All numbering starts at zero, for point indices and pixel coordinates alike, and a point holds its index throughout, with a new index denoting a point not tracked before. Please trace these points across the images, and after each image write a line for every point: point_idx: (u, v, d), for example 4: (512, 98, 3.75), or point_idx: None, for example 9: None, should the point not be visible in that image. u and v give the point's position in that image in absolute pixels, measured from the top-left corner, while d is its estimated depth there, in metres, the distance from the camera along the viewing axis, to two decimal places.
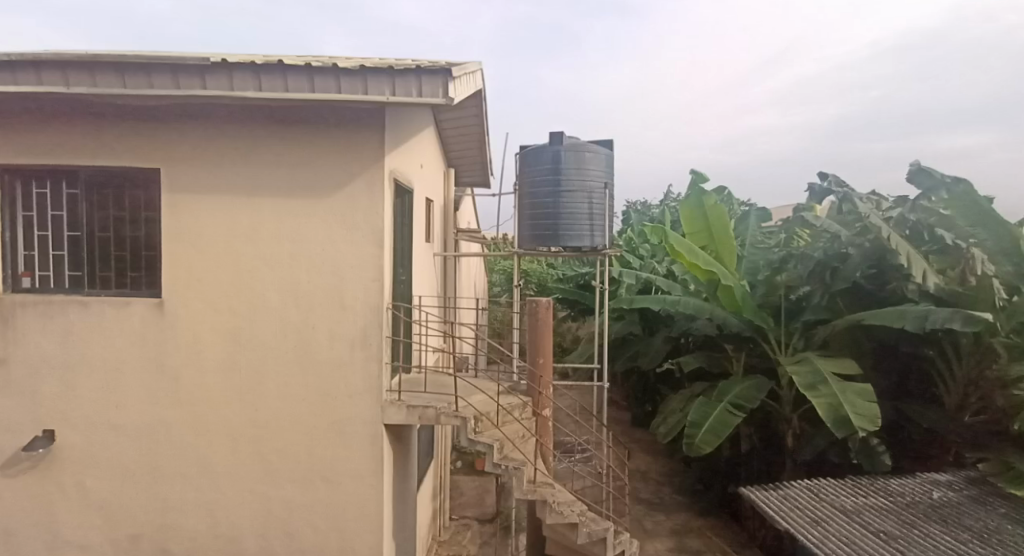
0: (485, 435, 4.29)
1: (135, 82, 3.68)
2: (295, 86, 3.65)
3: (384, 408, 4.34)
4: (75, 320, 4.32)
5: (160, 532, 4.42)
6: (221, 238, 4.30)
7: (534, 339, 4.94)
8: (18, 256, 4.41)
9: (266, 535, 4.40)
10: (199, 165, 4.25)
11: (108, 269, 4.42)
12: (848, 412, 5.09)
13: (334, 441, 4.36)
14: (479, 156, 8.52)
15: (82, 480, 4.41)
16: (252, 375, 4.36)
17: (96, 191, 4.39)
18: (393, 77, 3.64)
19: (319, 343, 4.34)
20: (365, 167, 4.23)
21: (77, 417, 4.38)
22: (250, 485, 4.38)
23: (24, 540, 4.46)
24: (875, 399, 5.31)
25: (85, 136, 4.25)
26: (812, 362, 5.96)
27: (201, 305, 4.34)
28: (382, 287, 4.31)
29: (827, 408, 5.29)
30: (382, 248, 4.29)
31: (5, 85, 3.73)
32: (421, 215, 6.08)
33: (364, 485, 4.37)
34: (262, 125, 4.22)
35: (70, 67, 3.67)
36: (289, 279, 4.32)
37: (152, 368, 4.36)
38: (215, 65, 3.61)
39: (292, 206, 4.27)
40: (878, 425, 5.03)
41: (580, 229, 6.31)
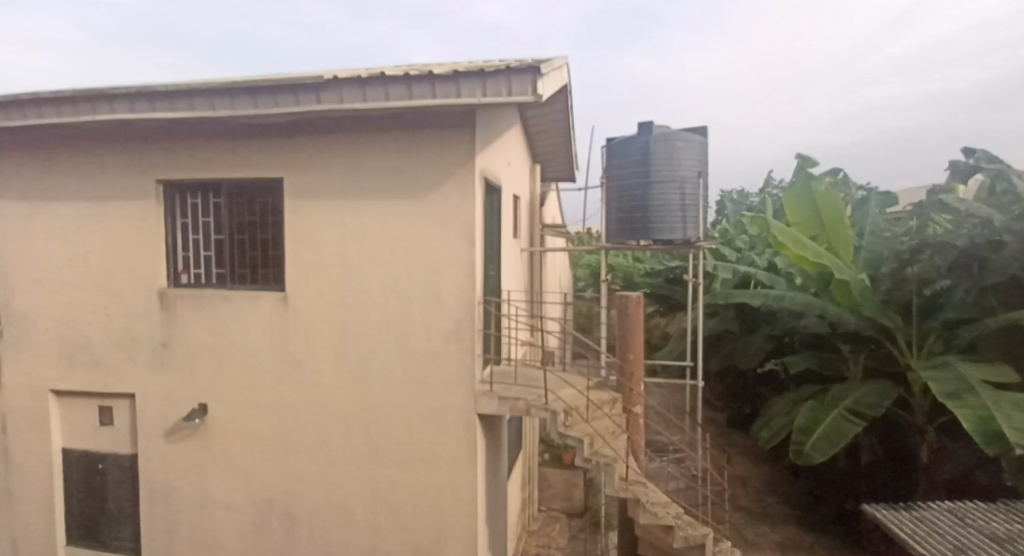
0: (575, 429, 4.31)
1: (264, 102, 4.15)
2: (395, 95, 3.90)
3: (478, 398, 4.52)
4: (219, 312, 4.99)
5: (286, 498, 4.99)
6: (333, 238, 4.72)
7: (624, 335, 4.84)
8: (178, 256, 5.21)
9: (374, 510, 4.78)
10: (314, 171, 4.69)
11: (245, 267, 5.07)
12: (1002, 426, 4.39)
13: (433, 427, 4.62)
14: (566, 151, 8.51)
15: (226, 449, 5.10)
16: (359, 363, 4.75)
17: (234, 199, 5.03)
18: (484, 79, 3.74)
19: (417, 335, 4.61)
20: (458, 167, 4.40)
21: (222, 395, 5.06)
22: (360, 463, 4.79)
23: (183, 496, 5.25)
24: None
25: (224, 151, 4.87)
26: (956, 369, 5.24)
27: (316, 299, 4.81)
28: (474, 283, 4.47)
29: (974, 420, 4.61)
30: (475, 245, 4.44)
31: (166, 113, 4.38)
32: (509, 212, 6.21)
33: (461, 471, 4.58)
34: (366, 132, 4.55)
35: (214, 93, 4.23)
36: (390, 275, 4.64)
37: (278, 354, 4.91)
38: (327, 82, 3.97)
39: (394, 206, 4.57)
40: None
41: (671, 222, 6.07)
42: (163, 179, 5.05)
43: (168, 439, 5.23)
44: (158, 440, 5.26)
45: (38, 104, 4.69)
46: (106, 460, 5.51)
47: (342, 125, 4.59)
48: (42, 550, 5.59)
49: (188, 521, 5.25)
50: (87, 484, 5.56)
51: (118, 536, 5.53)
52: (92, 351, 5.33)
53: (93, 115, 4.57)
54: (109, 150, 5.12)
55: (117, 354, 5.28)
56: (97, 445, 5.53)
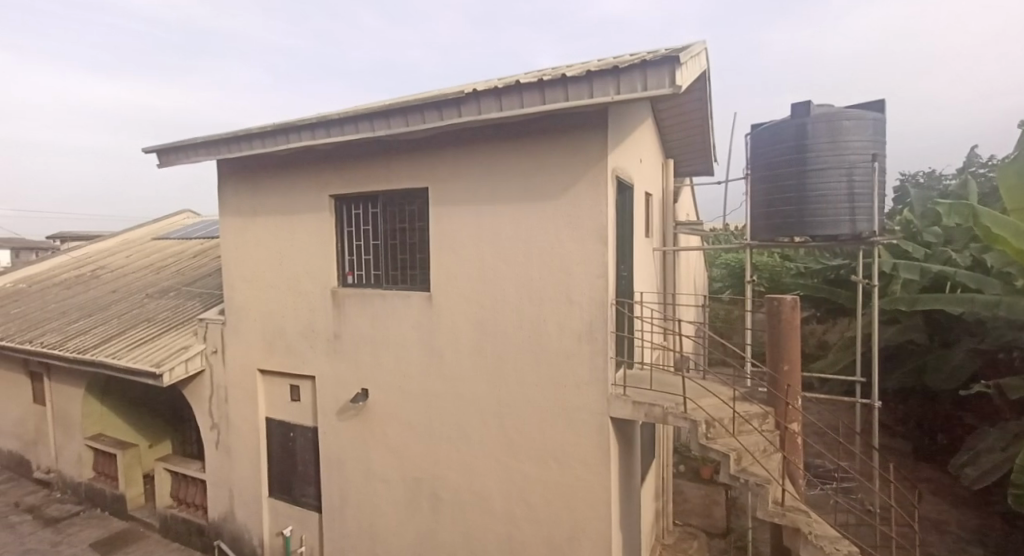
0: (719, 442, 4.01)
1: (414, 120, 4.58)
2: (529, 102, 4.02)
3: (610, 401, 4.42)
4: (378, 308, 5.62)
5: (432, 479, 5.43)
6: (471, 241, 5.02)
7: (777, 342, 4.35)
8: (345, 260, 5.98)
9: (510, 500, 4.97)
10: (456, 179, 5.04)
11: (397, 269, 5.64)
12: None
13: (565, 425, 4.65)
14: (704, 143, 7.94)
15: (383, 430, 5.73)
16: (495, 359, 4.97)
17: (389, 208, 5.62)
18: (618, 77, 3.64)
19: (550, 334, 4.68)
20: (589, 167, 4.37)
21: (379, 381, 5.70)
22: (497, 454, 5.01)
23: (350, 468, 6.02)
24: None
25: (382, 166, 5.47)
26: None
27: (455, 298, 5.16)
28: (607, 284, 4.38)
29: None
30: (607, 245, 4.36)
31: (337, 137, 5.08)
32: (642, 211, 5.99)
33: (593, 472, 4.53)
34: (502, 139, 4.75)
35: (374, 116, 4.79)
36: (523, 275, 4.78)
37: (425, 348, 5.37)
38: (467, 96, 4.24)
39: (528, 209, 4.70)
40: None
41: (835, 213, 5.30)
42: (336, 194, 5.85)
43: (339, 417, 6.04)
44: (331, 417, 6.11)
45: (249, 138, 5.78)
46: (294, 430, 6.55)
47: (480, 135, 4.85)
48: (250, 499, 6.85)
49: (354, 489, 6.01)
50: (281, 449, 6.67)
51: (303, 495, 6.54)
52: (284, 340, 6.39)
53: (286, 143, 5.49)
54: (297, 171, 6.09)
55: (301, 343, 6.25)
56: (287, 417, 6.60)
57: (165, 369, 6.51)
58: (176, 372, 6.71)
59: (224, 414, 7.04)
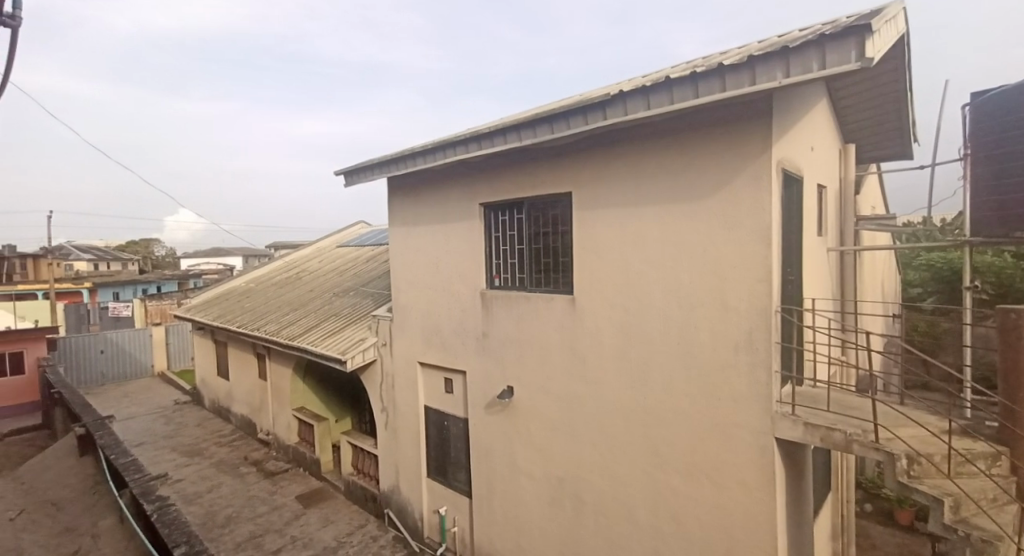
0: (926, 484, 3.33)
1: (559, 126, 4.65)
2: (679, 97, 3.79)
3: (776, 420, 3.93)
4: (523, 311, 5.82)
5: (575, 481, 5.43)
6: (616, 243, 4.89)
7: (1015, 366, 3.43)
8: (493, 264, 6.30)
9: (656, 513, 4.73)
10: (600, 180, 4.97)
11: (540, 272, 5.76)
12: None
13: (720, 442, 4.27)
14: (899, 121, 6.65)
15: (528, 427, 5.89)
16: (640, 366, 4.78)
17: (533, 213, 5.77)
18: (787, 58, 3.22)
19: (702, 343, 4.34)
20: (749, 161, 3.95)
21: (524, 380, 5.88)
22: (642, 464, 4.81)
23: (498, 461, 6.31)
24: None
25: (527, 174, 5.65)
26: None
27: (599, 302, 5.08)
28: (771, 289, 3.91)
29: None
30: (770, 245, 3.89)
31: (487, 149, 5.38)
32: (814, 205, 5.23)
33: (754, 498, 4.08)
34: (649, 138, 4.55)
35: (521, 126, 4.98)
36: (672, 279, 4.50)
37: (568, 350, 5.38)
38: (612, 98, 4.16)
39: (677, 208, 4.43)
40: None
41: None
42: (484, 202, 6.20)
43: (487, 411, 6.38)
44: (481, 412, 6.48)
45: (414, 157, 6.45)
46: (448, 420, 7.09)
47: (624, 135, 4.72)
48: (412, 478, 7.61)
49: (501, 481, 6.29)
50: (437, 437, 7.28)
51: (455, 480, 7.05)
52: (440, 337, 6.96)
53: (443, 158, 6.00)
54: (451, 183, 6.60)
55: (454, 341, 6.75)
56: (442, 408, 7.18)
57: (348, 356, 7.60)
58: (356, 359, 7.77)
59: (391, 400, 7.93)
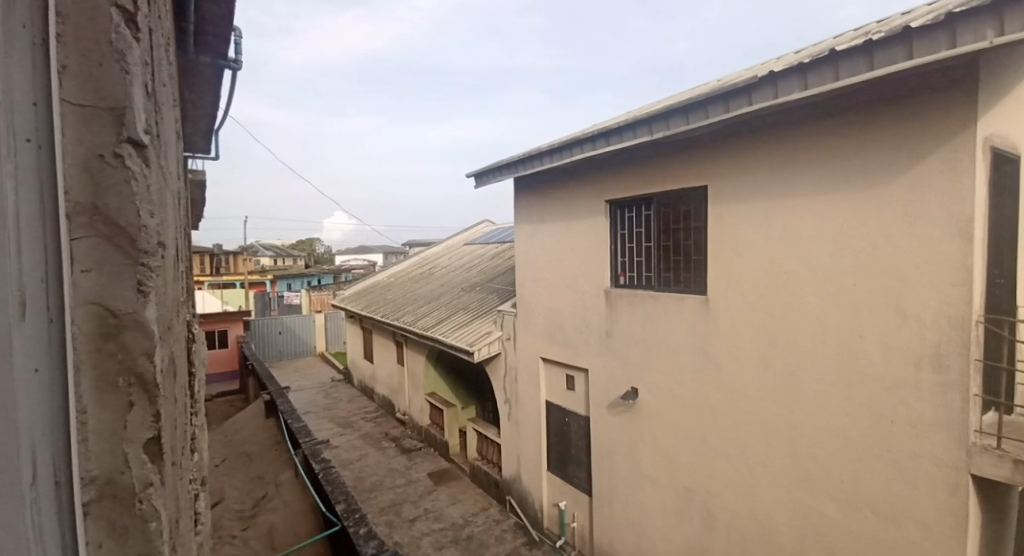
0: None
1: (696, 117, 4.39)
2: (848, 72, 3.33)
3: (971, 452, 3.28)
4: (650, 311, 5.60)
5: (706, 494, 5.09)
6: (760, 240, 4.48)
7: None
8: (619, 261, 6.16)
9: (805, 541, 4.24)
10: (742, 172, 4.59)
11: (670, 270, 5.49)
12: None
13: (890, 471, 3.69)
14: None
15: (654, 432, 5.67)
16: (786, 376, 4.32)
17: (662, 209, 5.52)
18: (1004, 12, 2.65)
19: (868, 354, 3.78)
20: (942, 142, 3.34)
21: (650, 382, 5.66)
22: (787, 485, 4.36)
23: (621, 463, 6.17)
24: None
25: (659, 168, 5.42)
26: None
27: (738, 303, 4.70)
28: (970, 295, 3.26)
29: None
30: (970, 242, 3.24)
31: (616, 144, 5.27)
32: None
33: (937, 539, 3.46)
34: (806, 124, 4.09)
35: (654, 119, 4.80)
36: (830, 282, 3.99)
37: (701, 355, 5.06)
38: (761, 81, 3.81)
39: (838, 202, 3.91)
40: None
41: None
42: (611, 199, 6.09)
43: (611, 411, 6.27)
44: (604, 411, 6.39)
45: (541, 155, 6.57)
46: (570, 417, 7.12)
47: (775, 121, 4.29)
48: (534, 470, 7.78)
49: (624, 485, 6.15)
50: (559, 433, 7.34)
51: (577, 477, 7.05)
52: (563, 334, 7.00)
53: (571, 156, 6.02)
54: (578, 180, 6.59)
55: (578, 338, 6.74)
56: (564, 404, 7.22)
57: (476, 348, 8.02)
58: (483, 351, 8.16)
59: (514, 393, 8.19)
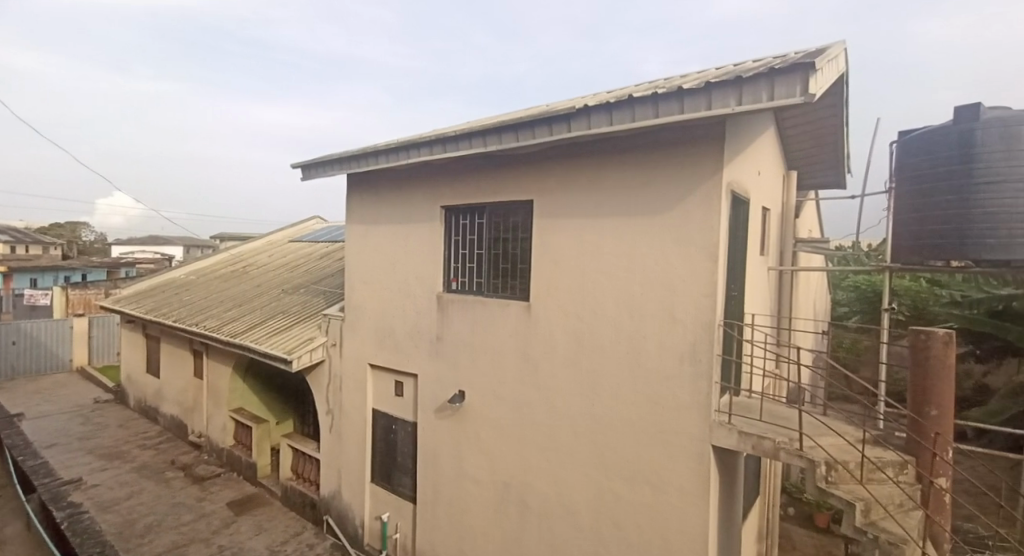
0: (842, 489, 3.62)
1: (524, 135, 4.76)
2: (640, 115, 3.98)
3: (714, 428, 4.16)
4: (479, 315, 5.85)
5: (522, 487, 5.49)
6: (574, 253, 5.04)
7: (921, 382, 3.87)
8: (451, 267, 6.32)
9: (599, 518, 4.86)
10: (561, 191, 5.12)
11: (498, 277, 5.83)
12: None
13: (661, 449, 4.47)
14: (836, 153, 7.20)
15: (477, 432, 5.92)
16: (589, 373, 4.93)
17: (493, 218, 5.85)
18: (740, 86, 3.47)
19: (650, 352, 4.53)
20: (702, 182, 4.20)
21: (476, 384, 5.91)
22: (587, 470, 4.95)
23: (445, 465, 6.29)
24: None
25: (491, 180, 5.72)
26: None
27: (553, 308, 5.21)
28: (716, 304, 4.15)
29: None
30: (717, 262, 4.14)
31: (452, 152, 5.42)
32: (757, 226, 5.58)
33: (689, 502, 4.29)
34: (610, 155, 4.75)
35: (487, 132, 5.06)
36: (625, 291, 4.69)
37: (521, 356, 5.47)
38: (577, 111, 4.31)
39: (633, 224, 4.63)
40: None
41: (1009, 235, 4.30)
42: (446, 205, 6.22)
43: (437, 415, 6.36)
44: (430, 415, 6.45)
45: (376, 154, 6.39)
46: (396, 423, 7.01)
47: (588, 149, 4.90)
48: (355, 482, 7.44)
49: (447, 486, 6.27)
50: (384, 440, 7.17)
51: (401, 485, 6.96)
52: (393, 338, 6.89)
53: (406, 158, 5.98)
54: (414, 183, 6.59)
55: (407, 342, 6.70)
56: (391, 410, 7.09)
57: (294, 355, 7.36)
58: (303, 360, 7.53)
59: (338, 402, 7.75)
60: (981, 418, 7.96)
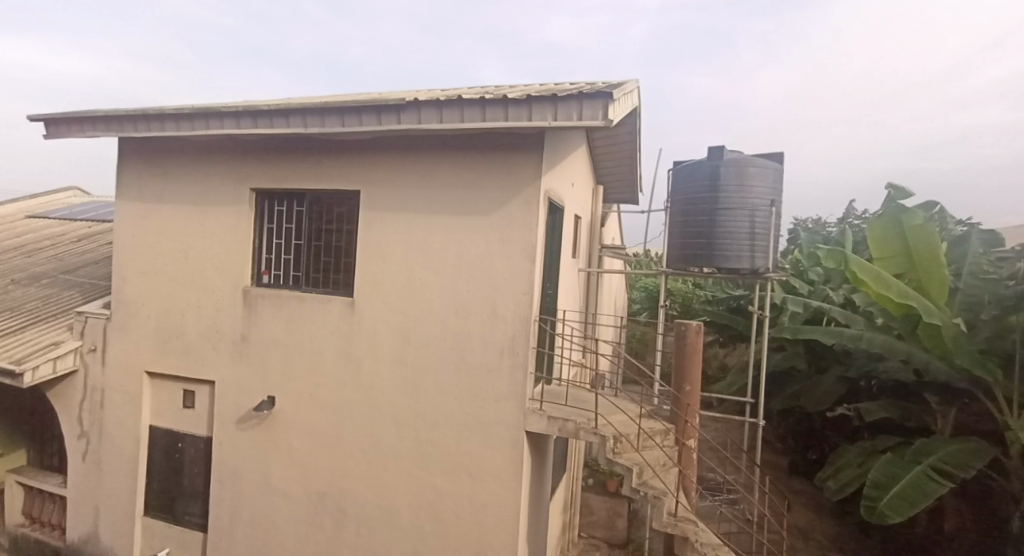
0: (624, 457, 4.25)
1: (351, 121, 4.49)
2: (469, 117, 4.11)
3: (527, 415, 4.52)
4: (293, 312, 5.34)
5: (338, 494, 5.19)
6: (401, 248, 4.95)
7: (681, 364, 4.80)
8: (262, 258, 5.65)
9: (419, 515, 4.87)
10: (389, 184, 4.98)
11: (319, 271, 5.41)
12: (878, 503, 5.03)
13: (480, 440, 4.67)
14: (632, 174, 8.46)
15: (288, 440, 5.40)
16: (414, 370, 4.90)
17: (316, 207, 5.41)
18: (556, 103, 3.84)
19: (473, 347, 4.71)
20: (523, 188, 4.53)
21: (288, 388, 5.39)
22: (409, 468, 4.91)
23: (247, 481, 5.58)
24: (919, 505, 4.86)
25: (313, 165, 5.27)
26: (935, 452, 5.35)
27: (378, 305, 5.04)
28: (532, 301, 4.52)
29: (885, 493, 5.11)
30: (534, 262, 4.50)
31: (265, 129, 4.83)
32: (570, 232, 6.24)
33: (504, 486, 4.58)
34: (441, 153, 4.79)
35: (308, 113, 4.63)
36: (451, 288, 4.79)
37: (342, 355, 5.17)
38: (408, 103, 4.23)
39: (460, 223, 4.75)
40: (902, 516, 4.83)
41: (738, 250, 5.61)
42: (257, 188, 5.53)
43: (238, 426, 5.61)
44: (229, 426, 5.66)
45: (162, 119, 5.32)
46: (184, 440, 5.98)
47: (419, 143, 4.86)
48: (123, 516, 6.12)
49: (249, 505, 5.58)
50: (166, 461, 6.05)
51: (187, 513, 5.96)
52: (181, 339, 5.86)
53: (204, 128, 5.12)
54: (215, 159, 5.69)
55: (202, 344, 5.76)
56: (177, 426, 6.03)
57: (26, 366, 5.66)
58: (42, 371, 5.85)
59: (99, 420, 6.28)
60: (722, 391, 10.19)
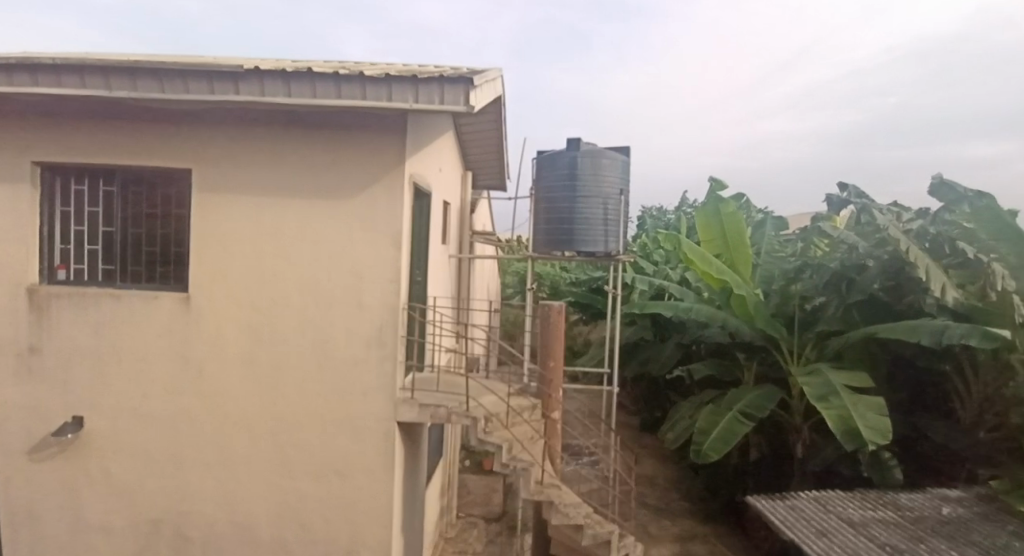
0: (495, 435, 4.39)
1: (173, 87, 3.87)
2: (322, 92, 3.81)
3: (397, 405, 4.44)
4: (107, 313, 4.50)
5: (177, 518, 4.58)
6: (247, 236, 4.45)
7: (545, 342, 5.09)
8: (55, 249, 4.65)
9: (279, 524, 4.52)
10: (229, 164, 4.42)
11: (140, 264, 4.63)
12: (701, 446, 5.92)
13: (347, 436, 4.47)
14: (497, 160, 8.65)
15: (106, 465, 4.58)
16: (269, 370, 4.48)
17: (132, 188, 4.61)
18: (416, 85, 3.74)
19: (336, 341, 4.45)
20: (386, 172, 4.36)
21: (104, 404, 4.56)
22: (267, 476, 4.51)
23: (52, 519, 4.64)
24: (731, 443, 5.86)
25: (126, 137, 4.45)
26: (742, 397, 6.44)
27: (223, 300, 4.49)
28: (399, 289, 4.40)
29: (706, 436, 6.01)
30: (400, 249, 4.40)
31: (50, 88, 3.93)
32: (438, 217, 6.19)
33: (375, 480, 4.46)
34: (289, 131, 4.38)
35: (111, 72, 3.88)
36: (310, 278, 4.45)
37: (177, 360, 4.52)
38: (247, 72, 3.78)
39: (315, 208, 4.42)
40: (717, 454, 5.78)
41: (594, 235, 6.09)
42: (43, 162, 4.51)
43: (32, 457, 4.61)
44: (19, 458, 4.62)
45: None
46: None
47: (262, 119, 4.38)
48: None
49: (56, 547, 4.65)
50: None
51: None
52: None
53: None
54: None
55: None
56: None
57: None
58: None
59: None
60: (584, 365, 11.05)
